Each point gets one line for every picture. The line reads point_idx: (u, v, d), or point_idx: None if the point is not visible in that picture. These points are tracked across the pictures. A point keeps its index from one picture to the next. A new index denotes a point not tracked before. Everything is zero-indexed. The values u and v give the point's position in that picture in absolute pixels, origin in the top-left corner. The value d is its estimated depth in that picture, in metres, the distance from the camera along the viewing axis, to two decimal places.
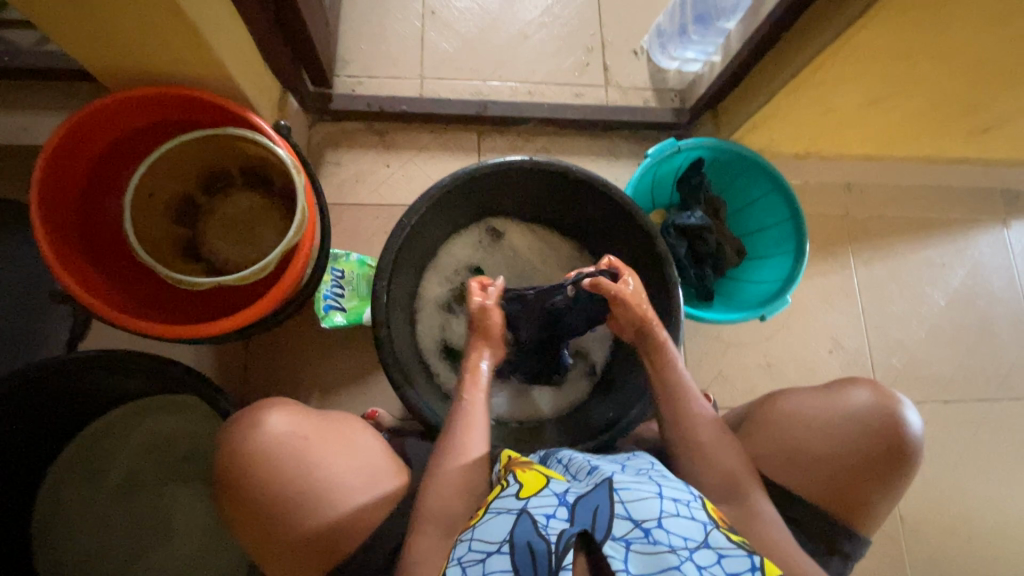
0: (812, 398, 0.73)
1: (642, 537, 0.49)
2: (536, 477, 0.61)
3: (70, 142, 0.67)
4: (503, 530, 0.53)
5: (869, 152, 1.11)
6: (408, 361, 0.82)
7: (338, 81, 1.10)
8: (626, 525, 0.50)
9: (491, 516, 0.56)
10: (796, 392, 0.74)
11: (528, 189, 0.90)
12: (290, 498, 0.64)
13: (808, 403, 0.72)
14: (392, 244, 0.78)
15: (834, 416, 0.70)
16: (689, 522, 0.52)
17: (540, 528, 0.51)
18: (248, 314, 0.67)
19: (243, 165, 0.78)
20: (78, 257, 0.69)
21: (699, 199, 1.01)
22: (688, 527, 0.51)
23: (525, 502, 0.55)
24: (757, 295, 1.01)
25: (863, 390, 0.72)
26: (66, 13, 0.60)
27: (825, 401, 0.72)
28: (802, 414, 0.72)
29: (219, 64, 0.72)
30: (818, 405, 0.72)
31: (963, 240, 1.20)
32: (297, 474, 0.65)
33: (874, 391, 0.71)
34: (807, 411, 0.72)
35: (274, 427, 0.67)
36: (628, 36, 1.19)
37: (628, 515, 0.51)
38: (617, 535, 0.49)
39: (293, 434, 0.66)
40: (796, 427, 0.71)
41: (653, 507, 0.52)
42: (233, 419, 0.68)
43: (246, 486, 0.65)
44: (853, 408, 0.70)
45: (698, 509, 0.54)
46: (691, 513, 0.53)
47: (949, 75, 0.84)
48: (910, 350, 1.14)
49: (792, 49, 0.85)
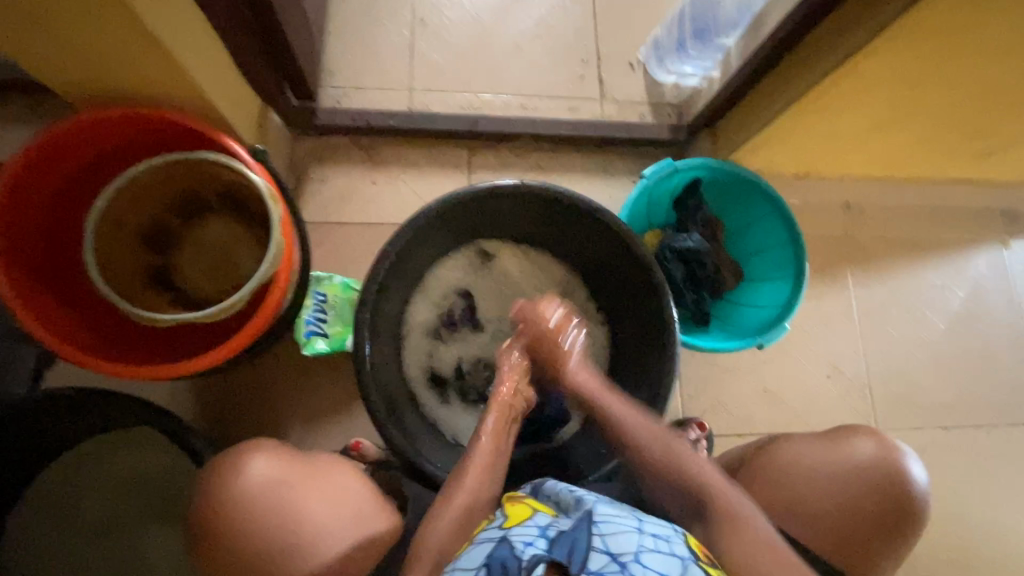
0: (815, 447, 0.70)
1: (618, 570, 0.46)
2: (523, 509, 0.60)
3: (34, 166, 0.63)
4: (483, 556, 0.51)
5: (869, 172, 1.08)
6: (392, 395, 0.79)
7: (324, 93, 1.06)
8: (602, 559, 0.48)
9: (474, 546, 0.54)
10: (798, 440, 0.72)
11: (520, 212, 0.87)
12: (274, 553, 0.61)
13: (812, 452, 0.70)
14: (375, 275, 0.74)
15: (838, 468, 0.68)
16: (667, 558, 0.49)
17: (517, 552, 0.49)
18: (220, 353, 0.63)
19: (218, 190, 0.73)
20: (39, 291, 0.65)
21: (696, 220, 0.98)
22: (666, 564, 0.49)
23: (506, 531, 0.54)
24: (755, 321, 0.98)
25: (866, 442, 0.69)
26: (31, 33, 0.56)
27: (828, 451, 0.69)
28: (803, 463, 0.69)
29: (193, 84, 0.68)
30: (820, 455, 0.69)
31: (963, 261, 1.18)
32: (280, 521, 0.62)
33: (877, 442, 0.69)
34: (811, 460, 0.69)
35: (255, 476, 0.63)
36: (625, 48, 1.16)
37: (606, 549, 0.49)
38: (593, 568, 0.47)
39: (278, 481, 0.63)
40: (798, 475, 0.69)
41: (632, 541, 0.50)
42: (216, 462, 0.65)
43: (226, 542, 0.61)
44: (856, 458, 0.68)
45: (678, 545, 0.53)
46: (670, 548, 0.51)
47: (956, 99, 0.81)
48: (908, 375, 1.11)
49: (795, 69, 0.82)
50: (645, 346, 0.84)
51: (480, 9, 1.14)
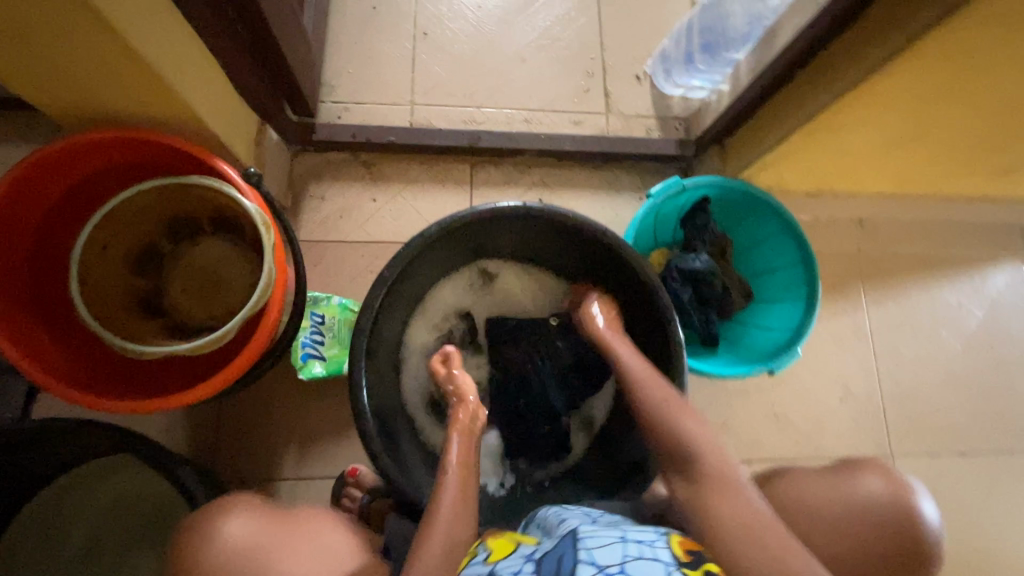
0: (818, 484, 0.68)
1: None
2: (506, 544, 0.60)
3: (21, 192, 0.61)
4: None
5: (884, 189, 1.05)
6: (389, 422, 0.76)
7: (323, 108, 1.04)
8: (589, 570, 0.48)
9: None
10: (801, 475, 0.70)
11: (522, 233, 0.84)
12: None
13: (815, 488, 0.67)
14: (372, 300, 0.71)
15: (844, 508, 0.65)
16: (651, 563, 0.49)
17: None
18: (207, 387, 0.61)
19: (211, 214, 0.71)
20: (24, 320, 0.63)
21: (704, 238, 0.95)
22: (650, 568, 0.48)
23: (492, 566, 0.55)
24: (765, 343, 0.95)
25: (874, 478, 0.66)
26: (14, 54, 0.54)
27: (833, 487, 0.67)
28: (807, 501, 0.67)
29: (185, 106, 0.66)
30: (825, 491, 0.67)
31: (980, 279, 1.14)
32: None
33: (886, 479, 0.66)
34: (815, 496, 0.67)
35: (231, 537, 0.60)
36: (631, 61, 1.13)
37: (592, 561, 0.49)
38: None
39: (255, 542, 0.60)
40: (802, 513, 0.66)
41: (616, 552, 0.50)
42: (203, 510, 0.62)
43: None
44: (864, 496, 0.65)
45: (662, 549, 0.51)
46: (653, 553, 0.50)
47: (975, 116, 0.78)
48: (923, 398, 1.08)
49: (808, 87, 0.79)
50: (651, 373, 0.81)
51: (482, 21, 1.12)
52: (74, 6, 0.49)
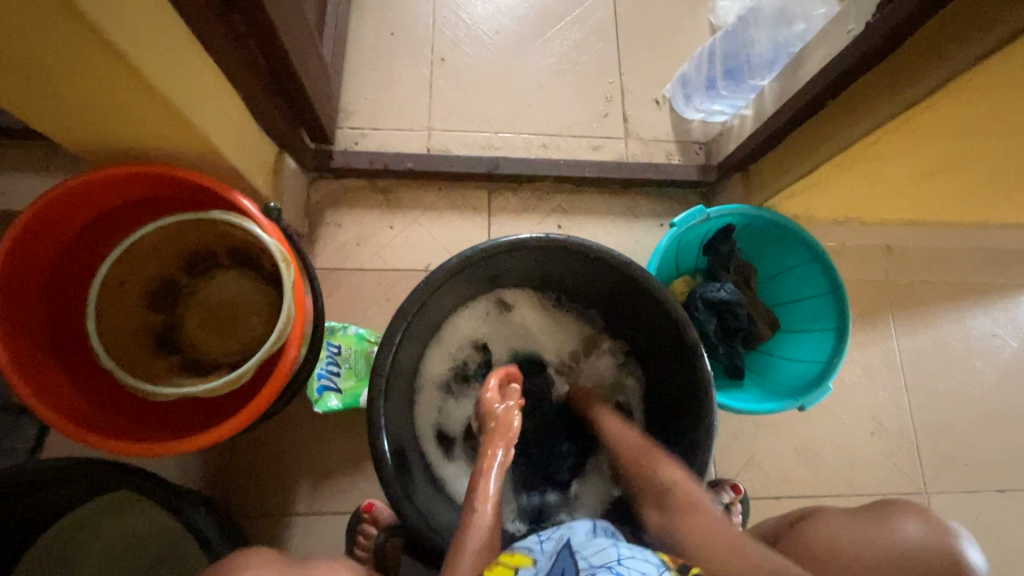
0: (853, 527, 0.66)
1: None
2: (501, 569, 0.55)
3: (38, 226, 0.60)
4: None
5: (913, 216, 1.02)
6: (407, 462, 0.74)
7: (341, 134, 1.04)
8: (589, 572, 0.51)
9: None
10: (836, 519, 0.68)
11: (543, 265, 0.82)
12: None
13: (849, 531, 0.66)
14: (392, 336, 0.70)
15: (882, 551, 0.62)
16: (644, 561, 0.52)
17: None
18: (226, 428, 0.59)
19: (229, 247, 0.70)
20: (37, 359, 0.61)
21: (729, 268, 0.93)
22: (644, 563, 0.51)
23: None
24: (792, 376, 0.92)
25: (913, 522, 0.63)
26: (31, 93, 0.54)
27: (869, 532, 0.64)
28: (840, 544, 0.65)
29: (204, 139, 0.65)
30: (858, 533, 0.65)
31: (1014, 308, 1.10)
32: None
33: (926, 525, 0.63)
34: (849, 540, 0.65)
35: None
36: (650, 85, 1.12)
37: (589, 565, 0.51)
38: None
39: None
40: (837, 557, 0.64)
41: (610, 552, 0.53)
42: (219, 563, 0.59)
43: None
44: (901, 542, 0.62)
45: (649, 554, 0.54)
46: (643, 555, 0.53)
47: (1016, 146, 0.75)
48: (960, 433, 1.03)
49: (838, 116, 0.76)
50: (680, 412, 0.78)
51: (500, 46, 1.11)
52: (94, 43, 0.49)
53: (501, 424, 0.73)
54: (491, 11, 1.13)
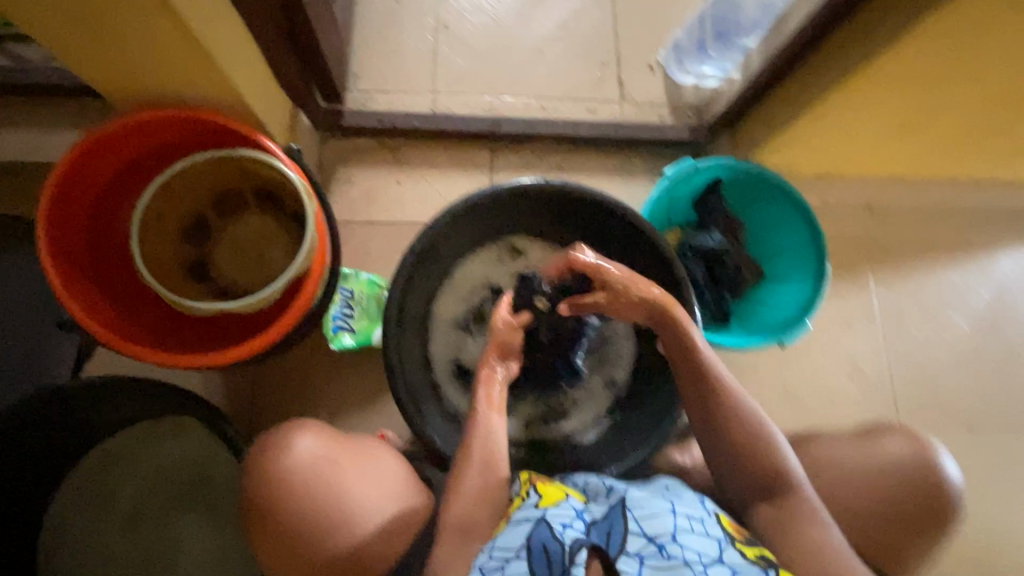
0: (848, 447, 0.70)
1: (657, 553, 0.54)
2: (557, 491, 0.65)
3: (83, 164, 0.67)
4: (527, 538, 0.58)
5: (891, 172, 1.08)
6: (418, 387, 0.81)
7: (350, 96, 1.09)
8: (640, 541, 0.56)
9: (514, 525, 0.60)
10: (831, 440, 0.71)
11: (545, 210, 0.89)
12: (318, 518, 0.68)
13: (845, 453, 0.69)
14: (403, 269, 0.76)
15: (871, 470, 0.67)
16: (702, 538, 0.57)
17: (557, 534, 0.57)
18: (253, 345, 0.66)
19: (255, 186, 0.76)
20: (82, 283, 0.68)
21: (716, 219, 0.99)
22: (702, 542, 0.56)
23: (544, 511, 0.60)
24: (774, 319, 0.99)
25: (899, 441, 0.69)
26: (77, 32, 0.59)
27: (863, 452, 0.69)
28: (838, 463, 0.69)
29: (231, 88, 0.71)
30: (855, 457, 0.69)
31: (988, 263, 1.17)
32: (328, 492, 0.68)
33: (910, 442, 0.68)
34: (845, 461, 0.69)
35: (302, 454, 0.69)
36: (644, 50, 1.17)
37: (640, 531, 0.57)
38: (630, 550, 0.55)
39: (321, 458, 0.70)
40: (831, 475, 0.68)
41: (666, 522, 0.57)
42: (267, 437, 0.72)
43: (276, 507, 0.68)
44: (888, 458, 0.68)
45: (710, 525, 0.60)
46: (704, 529, 0.58)
47: (983, 97, 0.81)
48: (933, 377, 1.11)
49: (818, 68, 0.82)
50: None
51: (500, 14, 1.16)
52: None
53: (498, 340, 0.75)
54: None
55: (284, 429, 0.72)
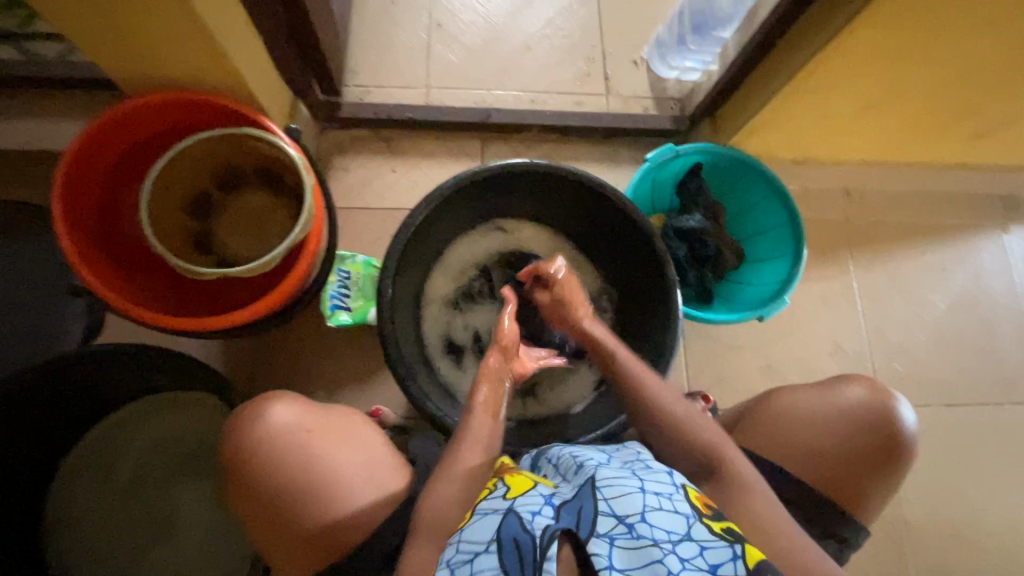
0: (809, 394, 0.73)
1: (626, 532, 0.49)
2: (526, 481, 0.62)
3: (93, 144, 0.71)
4: (492, 531, 0.54)
5: (866, 157, 1.13)
6: (412, 357, 0.84)
7: (347, 90, 1.14)
8: (609, 522, 0.50)
9: (478, 517, 0.57)
10: (794, 389, 0.75)
11: (532, 192, 0.93)
12: (299, 488, 0.66)
13: (805, 399, 0.73)
14: (396, 243, 0.79)
15: (831, 413, 0.71)
16: (672, 515, 0.51)
17: (526, 525, 0.52)
18: (255, 309, 0.70)
19: (257, 165, 0.81)
20: (93, 253, 0.72)
21: (698, 202, 1.03)
22: (672, 519, 0.50)
23: (512, 501, 0.57)
24: (755, 298, 1.02)
25: (858, 387, 0.73)
26: (93, 20, 0.63)
27: (821, 397, 0.72)
28: (799, 409, 0.72)
29: (236, 74, 0.75)
30: (816, 402, 0.72)
31: (963, 245, 1.21)
32: (304, 461, 0.66)
33: (869, 388, 0.72)
34: (805, 406, 0.72)
35: (278, 424, 0.67)
36: (629, 47, 1.23)
37: (611, 512, 0.51)
38: (601, 532, 0.50)
39: (300, 428, 0.68)
40: (793, 419, 0.72)
41: (636, 501, 0.52)
42: (243, 408, 0.70)
43: (257, 477, 0.66)
44: (848, 403, 0.72)
45: (681, 501, 0.53)
46: (673, 505, 0.52)
47: (940, 80, 0.86)
48: (912, 353, 1.14)
49: (789, 53, 0.87)
50: (649, 317, 0.89)
51: (491, 13, 1.22)
52: None
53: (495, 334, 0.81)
54: None
55: (261, 401, 0.69)
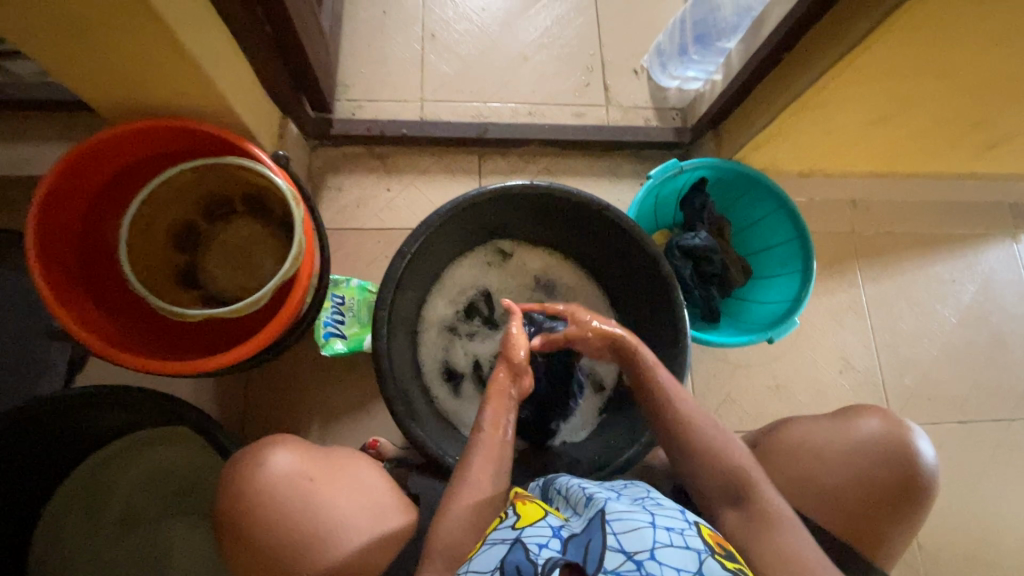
0: (821, 428, 0.70)
1: (634, 570, 0.44)
2: (535, 510, 0.58)
3: (71, 174, 0.67)
4: (497, 559, 0.49)
5: (875, 168, 1.09)
6: (410, 389, 0.80)
7: (339, 105, 1.10)
8: (617, 558, 0.46)
9: (487, 547, 0.52)
10: (803, 423, 0.71)
11: (532, 213, 0.90)
12: (295, 541, 0.62)
13: (818, 434, 0.70)
14: (392, 272, 0.76)
15: (845, 448, 0.68)
16: (683, 551, 0.47)
17: (532, 556, 0.47)
18: (242, 350, 0.66)
19: (245, 193, 0.77)
20: (71, 292, 0.68)
21: (703, 218, 1.00)
22: (682, 556, 0.46)
23: (520, 531, 0.52)
24: (764, 317, 0.99)
25: (872, 420, 0.70)
26: (71, 47, 0.59)
27: (835, 430, 0.70)
28: (812, 443, 0.69)
29: (220, 96, 0.71)
30: (828, 437, 0.69)
31: (973, 254, 1.18)
32: (300, 512, 0.63)
33: (884, 421, 0.69)
34: (819, 438, 0.69)
35: (277, 471, 0.64)
36: (629, 55, 1.19)
37: (620, 547, 0.47)
38: (607, 569, 0.45)
39: (299, 475, 0.64)
40: (808, 459, 0.68)
41: (646, 537, 0.47)
42: (239, 454, 0.66)
43: (250, 530, 0.63)
44: (862, 437, 0.68)
45: (693, 537, 0.49)
46: (685, 541, 0.48)
47: (956, 91, 0.83)
48: (922, 368, 1.11)
49: (800, 68, 0.84)
50: (657, 343, 0.85)
51: (486, 21, 1.18)
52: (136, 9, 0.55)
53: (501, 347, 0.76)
54: None
55: (260, 446, 0.66)
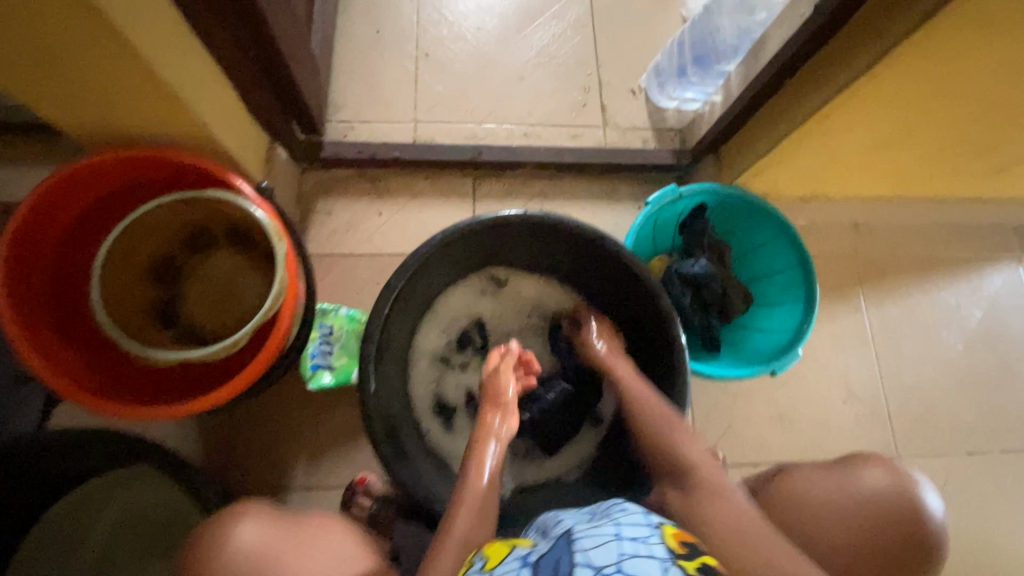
0: (822, 483, 0.67)
1: None
2: (503, 546, 0.55)
3: (42, 209, 0.64)
4: None
5: (878, 192, 1.07)
6: (398, 427, 0.77)
7: (330, 126, 1.08)
8: None
9: None
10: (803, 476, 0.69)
11: (527, 242, 0.87)
12: None
13: (820, 489, 0.67)
14: (379, 307, 0.73)
15: (849, 505, 0.65)
16: (649, 558, 0.43)
17: None
18: (219, 394, 0.63)
19: (228, 225, 0.75)
20: (42, 331, 0.65)
21: (703, 244, 0.97)
22: (649, 564, 0.43)
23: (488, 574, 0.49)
24: (765, 346, 0.96)
25: (876, 472, 0.67)
26: (45, 77, 0.57)
27: (837, 485, 0.67)
28: (813, 499, 0.66)
29: (204, 125, 0.69)
30: (829, 492, 0.66)
31: (978, 279, 1.16)
32: None
33: (888, 473, 0.66)
34: (820, 491, 0.67)
35: (242, 544, 0.61)
36: (626, 75, 1.17)
37: (588, 563, 0.44)
38: None
39: (265, 548, 0.61)
40: (810, 516, 0.65)
41: (611, 550, 0.44)
42: (203, 528, 0.63)
43: None
44: (867, 492, 0.65)
45: (659, 543, 0.46)
46: (650, 548, 0.45)
47: (962, 117, 0.81)
48: (928, 396, 1.08)
49: (802, 93, 0.82)
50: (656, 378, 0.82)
51: (482, 40, 1.16)
52: (112, 38, 0.52)
53: (490, 391, 0.75)
54: (472, 9, 1.18)
55: (223, 519, 0.63)
